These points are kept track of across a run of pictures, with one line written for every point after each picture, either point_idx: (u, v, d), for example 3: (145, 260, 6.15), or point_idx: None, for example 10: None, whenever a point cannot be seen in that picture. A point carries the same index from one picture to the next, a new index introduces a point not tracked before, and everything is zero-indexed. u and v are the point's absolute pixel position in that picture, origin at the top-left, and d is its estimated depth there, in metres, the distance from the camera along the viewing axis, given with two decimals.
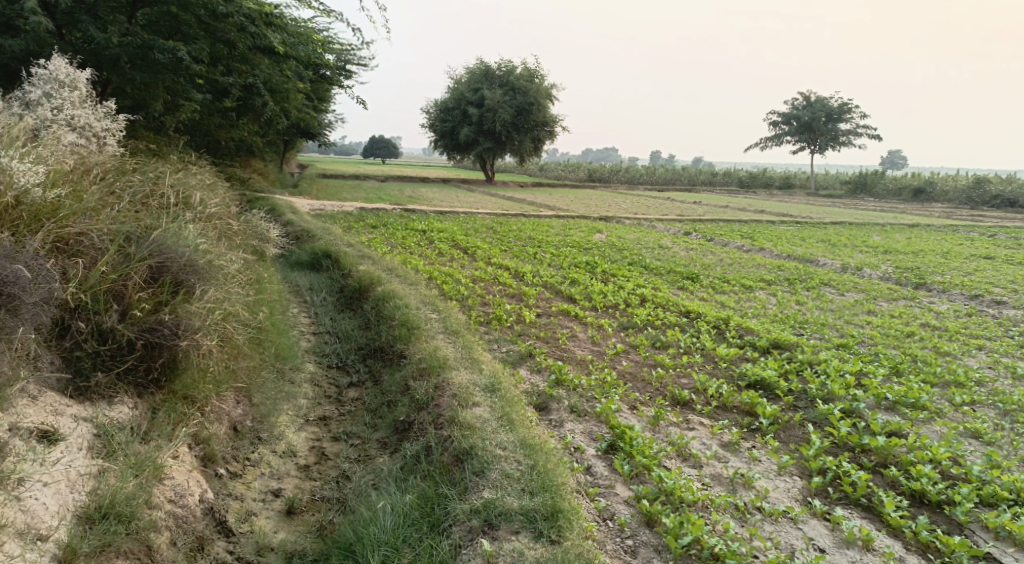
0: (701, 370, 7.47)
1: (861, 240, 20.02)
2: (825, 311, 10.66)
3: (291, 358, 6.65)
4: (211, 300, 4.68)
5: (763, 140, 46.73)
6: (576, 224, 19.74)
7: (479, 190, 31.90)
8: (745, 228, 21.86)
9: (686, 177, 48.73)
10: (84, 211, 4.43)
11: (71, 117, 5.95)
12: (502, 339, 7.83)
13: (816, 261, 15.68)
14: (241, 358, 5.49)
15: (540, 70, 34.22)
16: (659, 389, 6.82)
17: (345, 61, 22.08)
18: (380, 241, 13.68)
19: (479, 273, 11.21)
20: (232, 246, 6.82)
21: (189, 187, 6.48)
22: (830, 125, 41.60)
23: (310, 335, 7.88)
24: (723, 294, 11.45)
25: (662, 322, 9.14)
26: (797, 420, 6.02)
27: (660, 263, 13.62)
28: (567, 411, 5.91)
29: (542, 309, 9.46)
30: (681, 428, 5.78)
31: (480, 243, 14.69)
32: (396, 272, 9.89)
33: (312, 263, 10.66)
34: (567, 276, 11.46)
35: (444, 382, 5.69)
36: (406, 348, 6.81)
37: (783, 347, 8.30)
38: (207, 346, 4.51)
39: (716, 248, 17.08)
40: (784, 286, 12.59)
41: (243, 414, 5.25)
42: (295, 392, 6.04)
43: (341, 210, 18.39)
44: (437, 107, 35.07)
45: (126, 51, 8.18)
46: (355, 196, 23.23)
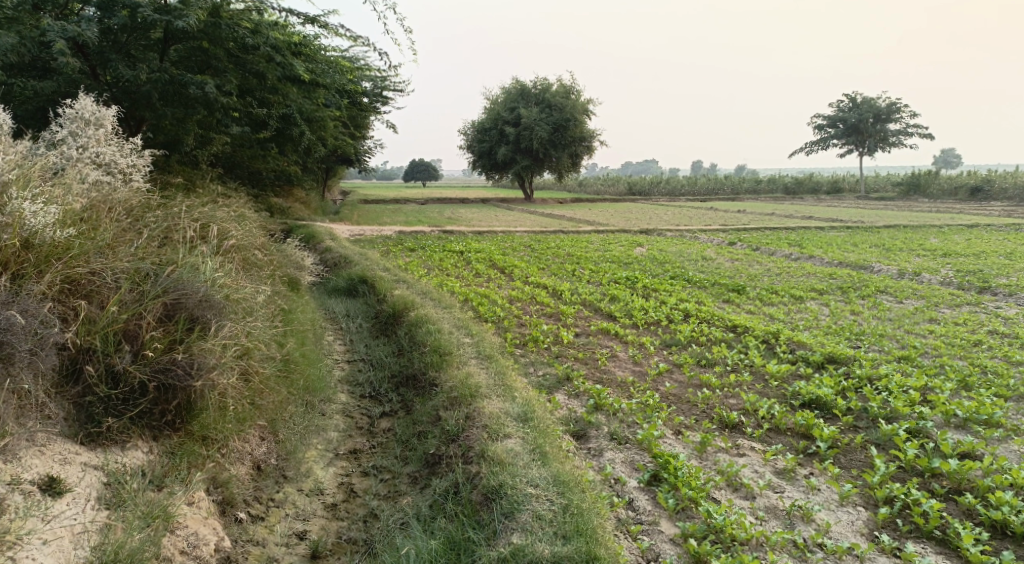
0: (751, 389, 7.04)
1: (917, 244, 19.13)
2: (883, 320, 10.07)
3: (322, 389, 6.49)
4: (230, 335, 4.51)
5: (807, 145, 45.58)
6: (617, 239, 19.39)
7: (518, 208, 31.78)
8: (793, 235, 21.15)
9: (729, 186, 47.81)
10: (98, 249, 4.34)
11: (96, 154, 5.89)
12: (539, 362, 7.54)
13: (870, 267, 14.99)
14: (267, 392, 5.33)
15: (576, 85, 34.04)
16: (706, 412, 6.42)
17: (380, 87, 22.26)
18: (417, 264, 13.56)
19: (516, 293, 10.96)
20: (260, 277, 6.71)
21: (213, 219, 6.40)
22: (878, 126, 40.31)
23: (343, 364, 7.72)
24: (772, 306, 10.95)
25: (708, 338, 8.72)
26: (858, 442, 5.56)
27: (703, 276, 13.16)
28: (607, 439, 5.57)
29: (581, 328, 9.14)
30: (730, 455, 5.39)
31: (518, 262, 14.46)
32: (430, 295, 9.70)
33: (347, 289, 10.57)
34: (607, 293, 11.12)
35: (476, 412, 5.42)
36: (438, 375, 6.57)
37: (839, 361, 7.81)
38: (225, 384, 4.36)
39: (763, 258, 16.49)
40: (837, 295, 12.00)
41: (268, 452, 5.08)
42: (325, 424, 5.86)
43: (379, 235, 18.42)
44: (474, 129, 35.19)
45: (157, 88, 8.22)
46: (395, 220, 23.34)
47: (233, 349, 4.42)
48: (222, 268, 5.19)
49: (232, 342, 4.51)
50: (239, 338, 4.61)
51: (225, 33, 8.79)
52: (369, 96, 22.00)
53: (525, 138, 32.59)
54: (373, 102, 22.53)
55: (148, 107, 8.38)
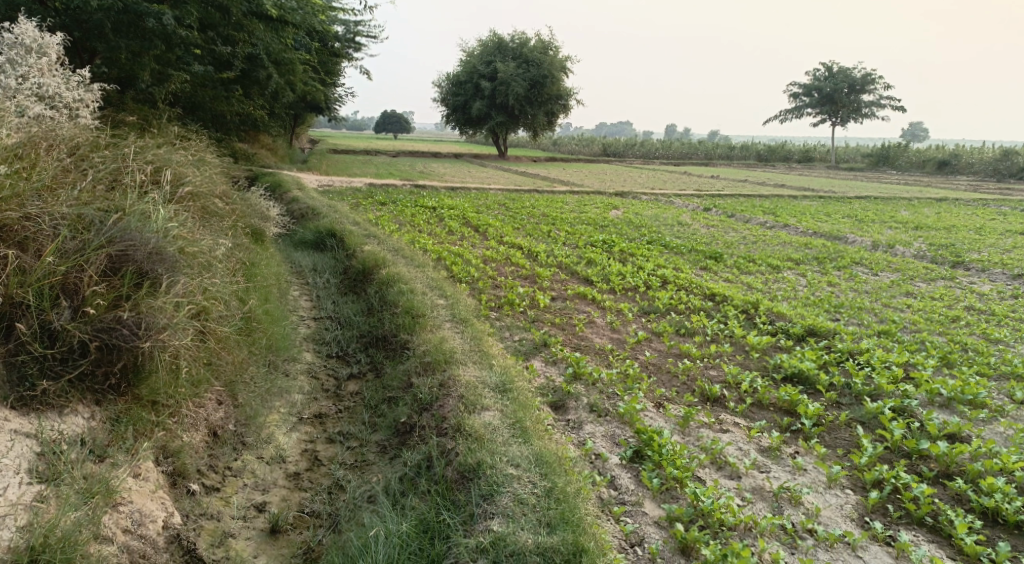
0: (733, 360, 6.85)
1: (889, 216, 19.14)
2: (860, 293, 9.96)
3: (286, 348, 6.12)
4: (185, 292, 4.12)
5: (783, 113, 45.47)
6: (592, 200, 19.03)
7: (491, 165, 31.16)
8: (767, 203, 21.03)
9: (703, 151, 47.52)
10: (32, 191, 3.87)
11: (37, 86, 5.32)
12: (514, 326, 7.25)
13: (845, 238, 14.92)
14: (225, 353, 4.95)
15: (554, 41, 33.22)
16: (687, 384, 6.21)
17: (352, 32, 21.33)
18: (388, 218, 13.08)
19: (491, 252, 10.59)
20: (221, 227, 6.26)
21: (169, 163, 5.89)
22: (853, 96, 40.26)
23: (309, 321, 7.34)
24: (749, 275, 10.78)
25: (687, 307, 8.50)
26: (843, 420, 5.42)
27: (680, 241, 12.93)
28: (586, 411, 5.35)
29: (557, 292, 8.85)
30: (713, 431, 5.19)
31: (492, 220, 14.05)
32: (403, 252, 9.29)
33: (315, 243, 10.09)
34: (583, 256, 10.82)
35: (450, 379, 5.12)
36: (410, 338, 6.24)
37: (819, 335, 7.67)
38: (178, 345, 3.97)
39: (738, 225, 16.33)
40: (813, 265, 11.88)
41: (225, 418, 4.71)
42: (289, 386, 5.51)
43: (349, 186, 17.79)
44: (449, 81, 34.27)
45: (110, 16, 7.54)
46: (366, 172, 22.65)
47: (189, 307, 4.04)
48: (176, 217, 4.74)
49: (188, 299, 4.12)
50: (195, 295, 4.22)
51: None
52: (340, 41, 21.05)
53: (501, 93, 31.80)
54: (345, 47, 21.59)
55: (100, 38, 7.71)
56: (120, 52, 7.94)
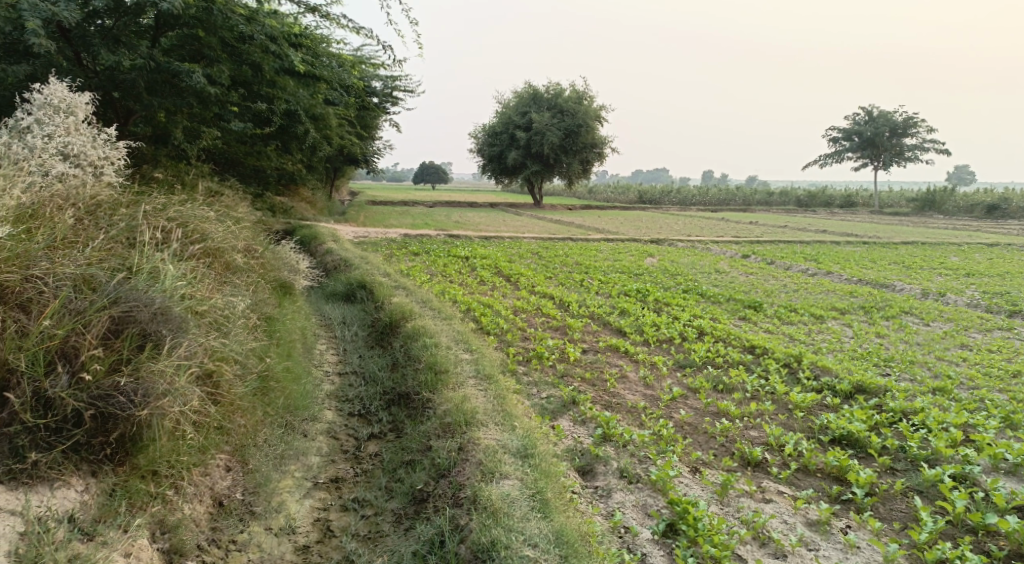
0: (775, 420, 6.42)
1: (938, 262, 18.41)
2: (911, 345, 9.42)
3: (306, 407, 5.92)
4: (190, 354, 4.09)
5: (822, 157, 44.87)
6: (627, 248, 18.76)
7: (526, 214, 31.21)
8: (809, 249, 20.47)
9: (741, 197, 46.99)
10: (39, 250, 3.91)
11: (63, 145, 5.36)
12: (542, 382, 6.95)
13: (892, 286, 14.32)
14: (237, 415, 4.83)
15: (589, 91, 33.50)
16: (726, 446, 5.81)
17: (389, 87, 21.79)
18: (419, 269, 13.00)
19: (522, 303, 10.36)
20: (241, 282, 6.19)
21: (190, 218, 5.87)
22: (894, 140, 39.55)
23: (333, 376, 7.16)
24: (791, 325, 10.33)
25: (725, 360, 8.10)
26: (898, 489, 4.97)
27: (717, 290, 12.53)
28: (616, 477, 5.00)
29: (588, 344, 8.54)
30: (754, 501, 4.78)
31: (524, 269, 13.88)
32: (431, 304, 9.12)
33: (345, 294, 10.00)
34: (616, 306, 10.52)
35: (470, 443, 4.86)
36: (433, 397, 5.99)
37: (868, 392, 7.19)
38: (179, 412, 3.92)
39: (778, 272, 15.85)
40: (860, 315, 11.35)
41: (231, 486, 4.55)
42: (306, 447, 5.28)
43: (384, 237, 17.87)
44: (485, 132, 34.73)
45: (143, 76, 7.70)
46: (401, 222, 22.83)
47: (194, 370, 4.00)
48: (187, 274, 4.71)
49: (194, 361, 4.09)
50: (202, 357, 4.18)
51: (219, 22, 8.20)
52: (377, 95, 21.50)
53: (536, 143, 32.05)
54: (381, 102, 22.04)
55: (134, 97, 7.87)
56: (154, 111, 8.09)
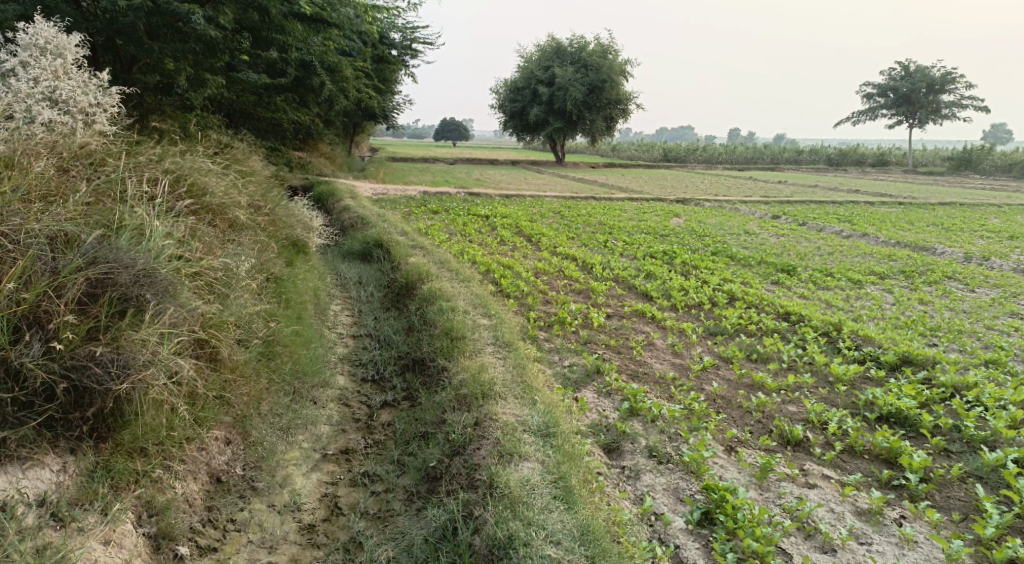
0: (815, 394, 5.97)
1: (978, 224, 17.57)
2: (957, 313, 8.85)
3: (316, 373, 5.58)
4: (177, 322, 3.90)
5: (855, 115, 43.31)
6: (652, 208, 18.12)
7: (549, 172, 30.51)
8: (842, 210, 19.66)
9: (769, 156, 45.61)
10: (12, 204, 3.67)
11: (51, 90, 4.95)
12: (564, 349, 6.55)
13: (932, 249, 13.62)
14: (238, 384, 4.48)
15: (614, 44, 32.33)
16: (763, 423, 5.39)
17: (408, 39, 21.08)
18: (438, 227, 12.58)
19: (543, 263, 9.92)
20: (246, 241, 5.80)
21: (189, 171, 5.51)
22: (931, 97, 37.92)
23: (347, 340, 6.82)
24: (827, 291, 9.78)
25: (758, 328, 7.63)
26: (956, 475, 4.55)
27: (748, 252, 11.97)
28: (645, 456, 4.65)
29: (613, 308, 8.10)
30: (798, 486, 4.41)
31: (546, 229, 13.39)
32: (449, 264, 8.71)
33: (362, 253, 9.62)
34: (642, 268, 10.03)
35: (487, 418, 4.52)
36: (448, 365, 5.63)
37: (914, 364, 6.70)
38: (165, 383, 3.72)
39: (810, 234, 15.19)
40: (900, 280, 10.75)
41: (231, 460, 4.18)
42: (315, 416, 4.96)
43: (403, 195, 17.42)
44: (507, 87, 33.84)
45: (142, 19, 7.21)
46: (421, 180, 22.36)
47: (181, 339, 3.83)
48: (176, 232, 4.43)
49: (182, 328, 3.92)
50: (192, 326, 4.01)
51: None
52: (396, 48, 20.83)
53: (559, 98, 31.13)
54: (401, 55, 21.36)
55: (135, 42, 7.40)
56: (155, 57, 7.61)
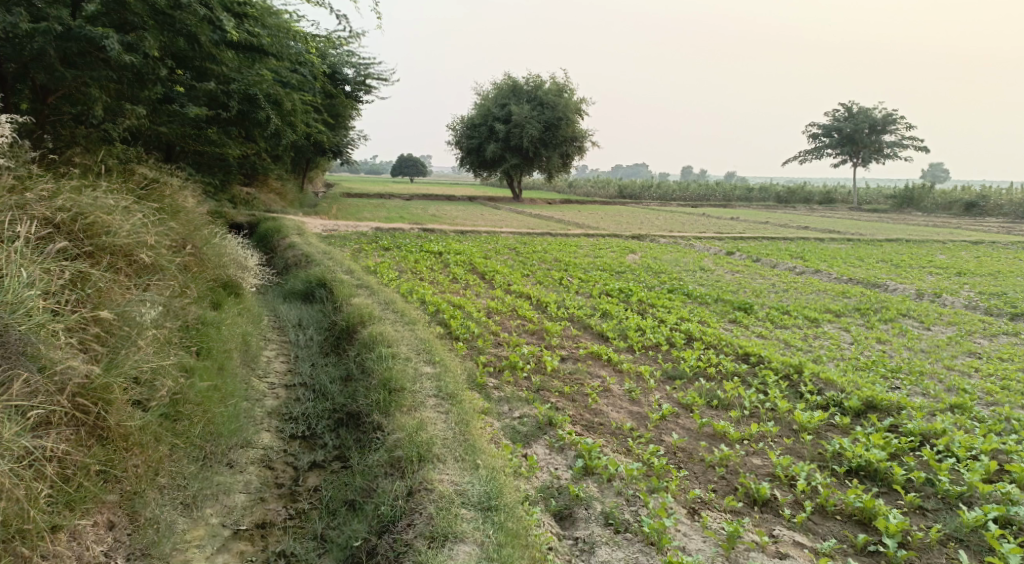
0: (779, 445, 5.57)
1: (926, 260, 17.78)
2: (917, 353, 8.66)
3: (235, 431, 4.99)
4: (31, 393, 3.70)
5: (802, 154, 44.41)
6: (608, 244, 17.88)
7: (505, 208, 30.26)
8: (794, 247, 19.75)
9: (721, 193, 46.39)
10: None
11: None
12: (514, 397, 6.05)
13: (885, 286, 13.61)
14: (132, 453, 4.15)
15: (569, 83, 32.51)
16: (727, 479, 4.97)
17: (362, 75, 20.73)
18: (387, 265, 12.03)
19: (495, 303, 9.45)
20: (154, 287, 5.30)
21: (90, 208, 5.01)
22: (874, 137, 39.12)
23: (278, 390, 6.21)
24: (786, 330, 9.52)
25: (718, 371, 7.25)
26: (935, 538, 4.24)
27: (704, 289, 11.73)
28: (600, 524, 4.25)
29: (567, 350, 7.65)
30: (767, 557, 4.09)
31: (500, 266, 12.95)
32: (395, 305, 8.16)
33: (304, 293, 8.99)
34: (597, 307, 9.63)
35: (422, 488, 4.26)
36: (384, 423, 5.09)
37: (880, 409, 6.40)
38: (12, 467, 3.47)
39: (766, 271, 15.09)
40: (857, 318, 10.58)
41: (111, 550, 3.82)
42: (230, 483, 4.56)
43: (354, 230, 16.83)
44: (464, 124, 33.71)
45: (52, 43, 6.64)
46: (376, 215, 21.83)
47: (32, 412, 3.61)
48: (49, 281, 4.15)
49: (38, 399, 3.71)
50: (54, 396, 3.78)
51: None
52: (348, 83, 20.44)
53: (515, 135, 31.07)
54: (353, 90, 20.98)
55: (43, 69, 6.80)
56: (67, 84, 7.00)
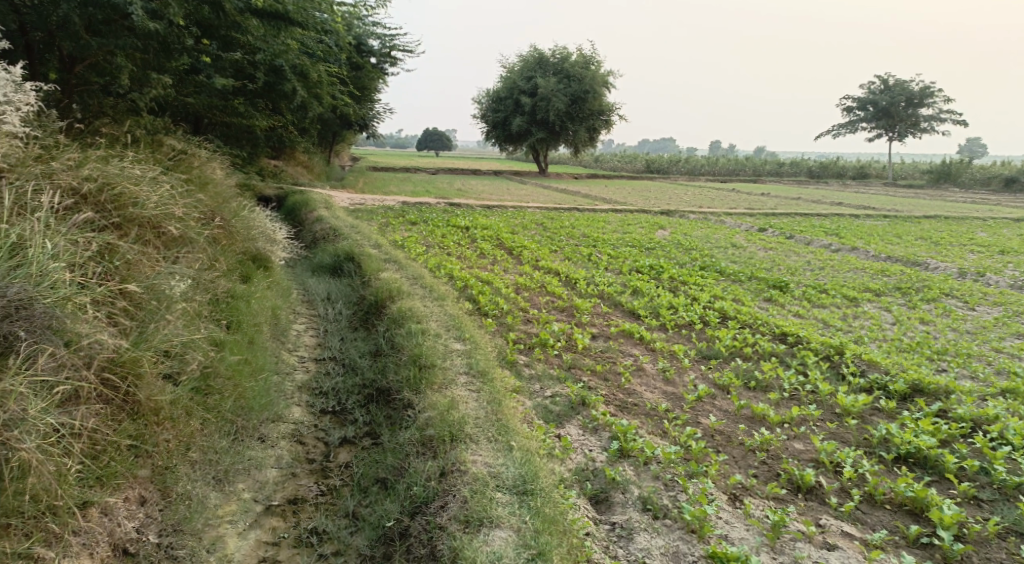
0: (823, 429, 5.35)
1: (967, 238, 17.21)
2: (961, 334, 8.34)
3: (266, 406, 4.91)
4: (57, 367, 3.62)
5: (837, 128, 43.28)
6: (636, 219, 17.59)
7: (532, 182, 29.97)
8: (828, 223, 19.25)
9: (751, 168, 45.51)
10: None
11: None
12: (546, 376, 5.90)
13: (924, 264, 13.17)
14: (163, 428, 4.11)
15: (597, 55, 31.89)
16: (769, 465, 4.78)
17: (388, 47, 20.49)
18: (414, 240, 11.90)
19: (524, 278, 9.28)
20: (183, 260, 5.22)
21: (117, 178, 4.91)
22: (911, 111, 37.94)
23: (308, 364, 6.13)
24: (823, 309, 9.23)
25: (755, 351, 7.02)
26: (993, 531, 4.05)
27: (738, 266, 11.43)
28: (638, 510, 4.12)
29: (598, 328, 7.48)
30: (813, 548, 3.92)
31: (528, 241, 12.76)
32: (423, 280, 8.03)
33: (332, 267, 8.89)
34: (628, 283, 9.42)
35: (456, 469, 4.15)
36: (414, 400, 4.98)
37: (926, 393, 6.14)
38: (39, 443, 3.40)
39: (800, 248, 14.70)
40: (896, 297, 10.24)
41: (143, 526, 3.76)
42: (261, 458, 4.47)
43: (381, 205, 16.72)
44: (490, 97, 33.34)
45: (76, 10, 6.51)
46: (403, 189, 21.74)
47: (59, 387, 3.54)
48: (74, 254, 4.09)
49: (64, 374, 3.62)
50: (81, 370, 3.70)
51: None
52: (374, 55, 20.23)
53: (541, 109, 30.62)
54: (380, 62, 20.77)
55: (70, 37, 6.69)
56: (94, 52, 6.88)
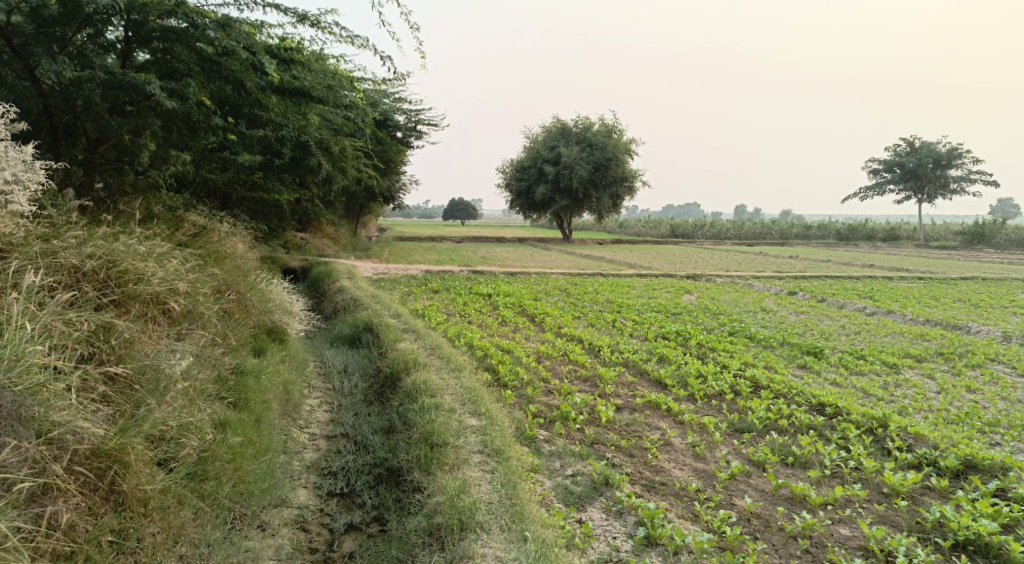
0: (870, 512, 4.89)
1: (1008, 299, 16.59)
2: (1014, 403, 7.81)
3: (269, 490, 4.66)
4: (21, 460, 3.43)
5: (863, 190, 42.98)
6: (662, 284, 17.30)
7: (556, 249, 29.95)
8: (861, 285, 18.76)
9: (778, 231, 45.17)
10: None
11: None
12: (567, 452, 5.54)
13: (966, 327, 12.62)
14: (151, 519, 3.89)
15: (619, 123, 32.31)
16: (812, 555, 4.38)
17: (413, 120, 20.92)
18: (435, 308, 11.73)
19: (546, 347, 8.99)
20: (186, 338, 5.09)
21: (123, 254, 4.82)
22: (939, 172, 37.57)
23: (318, 441, 5.86)
24: (862, 376, 8.76)
25: (791, 424, 6.59)
26: None
27: (769, 332, 11.03)
28: None
29: (622, 399, 7.11)
30: None
31: (551, 308, 12.52)
32: (441, 350, 7.79)
33: (351, 337, 8.70)
34: (654, 351, 9.07)
35: None
36: (425, 483, 4.67)
37: (982, 470, 5.65)
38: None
39: (833, 311, 14.23)
40: (939, 363, 9.72)
41: None
42: (259, 550, 4.20)
43: (404, 273, 16.68)
44: (514, 166, 33.79)
45: (99, 91, 6.56)
46: (428, 257, 21.78)
47: (17, 486, 3.33)
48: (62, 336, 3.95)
49: (28, 469, 3.44)
50: (47, 464, 3.51)
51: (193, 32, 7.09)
52: (399, 128, 20.64)
53: (565, 177, 30.86)
54: (405, 134, 21.18)
55: (91, 118, 6.78)
56: (114, 132, 6.95)
